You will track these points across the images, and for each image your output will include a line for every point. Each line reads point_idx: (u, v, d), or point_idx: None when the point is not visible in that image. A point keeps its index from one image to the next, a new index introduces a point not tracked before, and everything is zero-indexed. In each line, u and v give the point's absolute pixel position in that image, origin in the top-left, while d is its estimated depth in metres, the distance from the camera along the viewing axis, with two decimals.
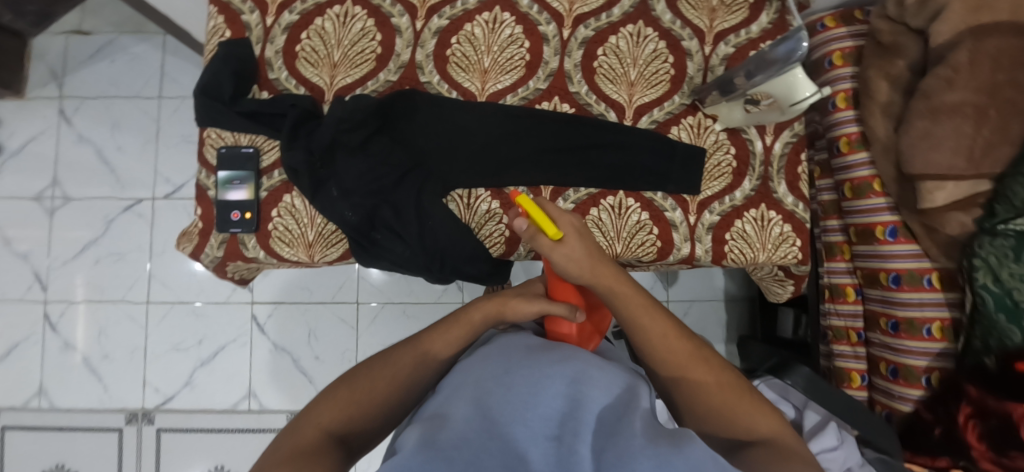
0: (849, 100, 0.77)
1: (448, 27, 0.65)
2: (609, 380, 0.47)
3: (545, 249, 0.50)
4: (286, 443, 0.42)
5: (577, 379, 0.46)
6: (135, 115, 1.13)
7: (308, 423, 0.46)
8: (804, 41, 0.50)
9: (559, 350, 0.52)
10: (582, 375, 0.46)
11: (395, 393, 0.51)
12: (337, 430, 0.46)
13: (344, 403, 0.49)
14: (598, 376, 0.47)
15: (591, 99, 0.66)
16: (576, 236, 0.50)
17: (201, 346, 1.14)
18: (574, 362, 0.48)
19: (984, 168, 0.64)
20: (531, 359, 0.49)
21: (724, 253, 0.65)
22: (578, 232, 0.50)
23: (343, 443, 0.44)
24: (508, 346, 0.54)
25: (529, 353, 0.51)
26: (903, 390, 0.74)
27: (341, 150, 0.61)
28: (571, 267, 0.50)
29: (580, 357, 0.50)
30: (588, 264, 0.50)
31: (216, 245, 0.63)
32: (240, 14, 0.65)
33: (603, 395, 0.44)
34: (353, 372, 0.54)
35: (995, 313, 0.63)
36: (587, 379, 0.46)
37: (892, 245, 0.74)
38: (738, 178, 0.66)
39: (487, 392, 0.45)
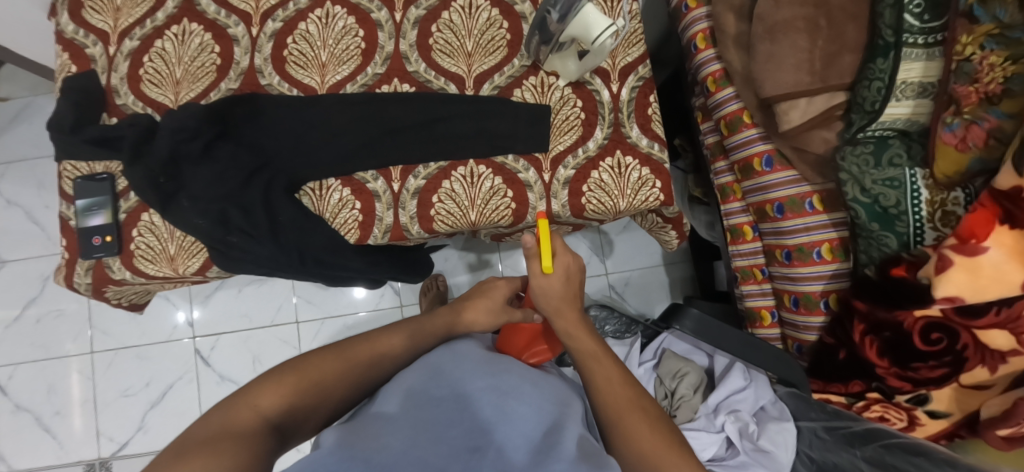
0: (708, 39, 0.77)
1: (282, 29, 0.67)
2: (543, 391, 0.52)
3: (532, 273, 0.57)
4: (218, 420, 0.41)
5: (518, 388, 0.50)
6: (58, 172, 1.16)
7: (249, 401, 0.45)
8: None
9: (501, 362, 0.57)
10: (520, 384, 0.52)
11: (340, 389, 0.52)
12: (278, 414, 0.45)
13: (289, 388, 0.48)
14: (531, 389, 0.52)
15: (430, 76, 0.66)
16: (561, 279, 0.58)
17: (150, 388, 1.15)
18: (518, 376, 0.54)
19: (831, 79, 0.63)
20: (476, 368, 0.54)
21: (582, 205, 0.64)
22: (564, 275, 0.59)
23: (282, 433, 0.44)
24: (451, 351, 0.58)
25: (467, 368, 0.54)
26: (806, 319, 0.72)
27: (185, 160, 0.62)
28: (544, 300, 0.58)
29: (520, 370, 0.56)
30: (559, 301, 0.58)
31: (83, 271, 0.64)
32: (83, 48, 0.67)
33: (539, 402, 0.49)
34: (300, 363, 0.52)
35: (868, 223, 0.63)
36: (527, 389, 0.51)
37: (770, 175, 0.72)
38: (589, 129, 0.66)
39: (431, 392, 0.49)
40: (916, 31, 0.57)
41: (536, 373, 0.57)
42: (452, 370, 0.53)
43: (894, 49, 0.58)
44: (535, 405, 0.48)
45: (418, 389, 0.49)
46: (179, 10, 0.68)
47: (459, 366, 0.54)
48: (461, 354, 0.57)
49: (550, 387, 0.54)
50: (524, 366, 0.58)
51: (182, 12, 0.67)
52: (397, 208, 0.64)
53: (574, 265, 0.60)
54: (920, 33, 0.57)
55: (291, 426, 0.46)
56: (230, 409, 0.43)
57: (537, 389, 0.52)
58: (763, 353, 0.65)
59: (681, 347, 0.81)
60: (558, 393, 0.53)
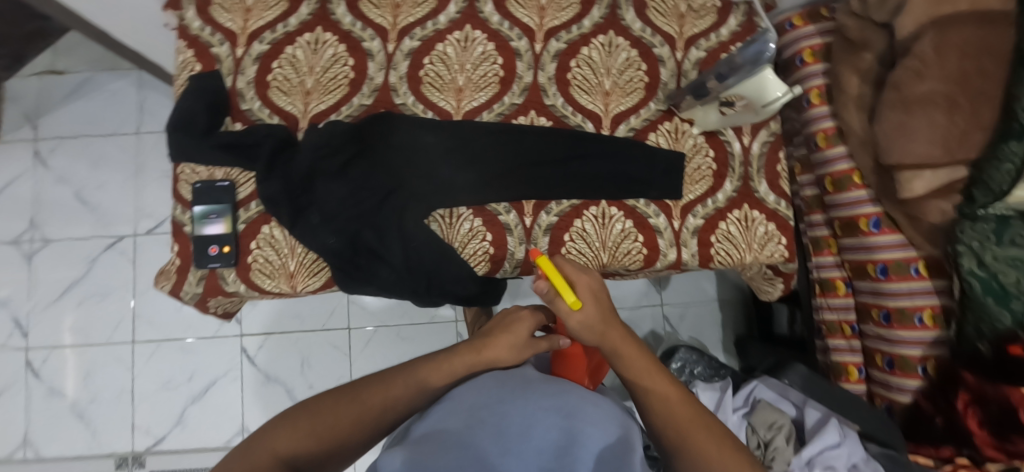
0: (823, 96, 0.78)
1: (420, 48, 0.65)
2: (603, 409, 0.47)
3: (562, 313, 0.49)
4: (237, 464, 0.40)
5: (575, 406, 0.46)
6: (113, 153, 1.12)
7: (263, 447, 0.42)
8: (770, 41, 0.54)
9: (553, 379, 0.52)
10: (578, 401, 0.46)
11: (364, 432, 0.47)
12: (291, 453, 0.42)
13: (303, 431, 0.44)
14: (592, 409, 0.47)
15: (567, 111, 0.66)
16: (594, 302, 0.49)
17: (192, 381, 1.11)
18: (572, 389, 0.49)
19: (960, 155, 0.64)
20: (526, 382, 0.49)
21: (710, 255, 0.65)
22: (592, 298, 0.50)
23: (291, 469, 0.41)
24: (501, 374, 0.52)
25: (525, 383, 0.49)
26: (901, 381, 0.73)
27: (319, 177, 0.60)
28: (585, 333, 0.50)
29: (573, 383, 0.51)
30: (601, 327, 0.49)
31: (195, 281, 0.62)
32: (210, 47, 0.65)
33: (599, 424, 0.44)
34: (305, 413, 0.47)
35: (983, 297, 0.63)
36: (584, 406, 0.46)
37: (877, 237, 0.74)
38: (719, 180, 0.66)
39: (491, 411, 0.43)
40: None
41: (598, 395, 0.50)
42: (499, 384, 0.48)
43: None
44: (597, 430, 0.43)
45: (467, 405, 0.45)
46: (314, 17, 0.66)
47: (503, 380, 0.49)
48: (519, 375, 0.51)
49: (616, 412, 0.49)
50: (580, 385, 0.51)
51: (316, 20, 0.65)
52: (528, 243, 0.63)
53: (595, 277, 0.52)
54: None
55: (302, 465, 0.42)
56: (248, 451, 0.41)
57: (595, 406, 0.47)
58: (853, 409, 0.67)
59: (768, 395, 0.84)
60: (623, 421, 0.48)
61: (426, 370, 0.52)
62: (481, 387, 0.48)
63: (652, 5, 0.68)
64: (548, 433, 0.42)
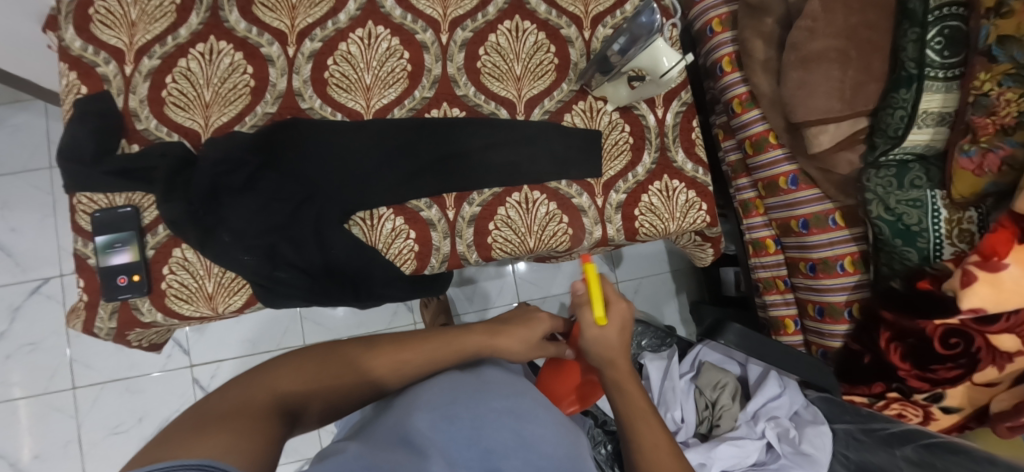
0: (734, 62, 0.80)
1: (322, 50, 0.64)
2: (556, 417, 0.47)
3: (585, 322, 0.54)
4: (233, 394, 0.38)
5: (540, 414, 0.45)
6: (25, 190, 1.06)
7: (250, 387, 0.40)
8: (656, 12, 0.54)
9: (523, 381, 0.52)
10: (536, 408, 0.46)
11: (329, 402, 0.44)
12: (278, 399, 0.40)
13: (287, 383, 0.43)
14: (546, 413, 0.46)
15: (480, 100, 0.65)
16: (616, 329, 0.54)
17: (142, 423, 1.06)
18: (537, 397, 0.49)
19: (858, 105, 0.68)
20: (496, 381, 0.49)
21: (635, 228, 0.66)
22: (619, 325, 0.55)
23: (279, 411, 0.39)
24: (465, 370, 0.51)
25: (485, 381, 0.48)
26: (831, 328, 0.77)
27: (225, 193, 0.58)
28: (597, 349, 0.54)
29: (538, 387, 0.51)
30: (614, 352, 0.54)
31: (107, 315, 0.59)
32: (94, 67, 0.61)
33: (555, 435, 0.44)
34: (278, 372, 0.44)
35: (892, 239, 0.68)
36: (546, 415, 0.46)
37: (796, 193, 0.77)
38: (637, 153, 0.67)
39: (454, 406, 0.43)
40: (937, 65, 0.62)
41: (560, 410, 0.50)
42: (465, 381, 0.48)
43: (916, 81, 0.63)
44: (552, 439, 0.42)
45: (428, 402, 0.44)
46: (205, 26, 0.63)
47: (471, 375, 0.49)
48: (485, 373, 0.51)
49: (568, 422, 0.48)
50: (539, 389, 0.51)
51: (208, 29, 0.63)
52: (454, 237, 0.63)
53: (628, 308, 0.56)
54: (941, 68, 0.62)
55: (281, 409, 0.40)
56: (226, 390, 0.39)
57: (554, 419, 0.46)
58: (787, 357, 0.70)
59: (713, 357, 0.86)
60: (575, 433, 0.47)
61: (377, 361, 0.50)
62: (437, 384, 0.47)
63: None
64: (505, 434, 0.41)
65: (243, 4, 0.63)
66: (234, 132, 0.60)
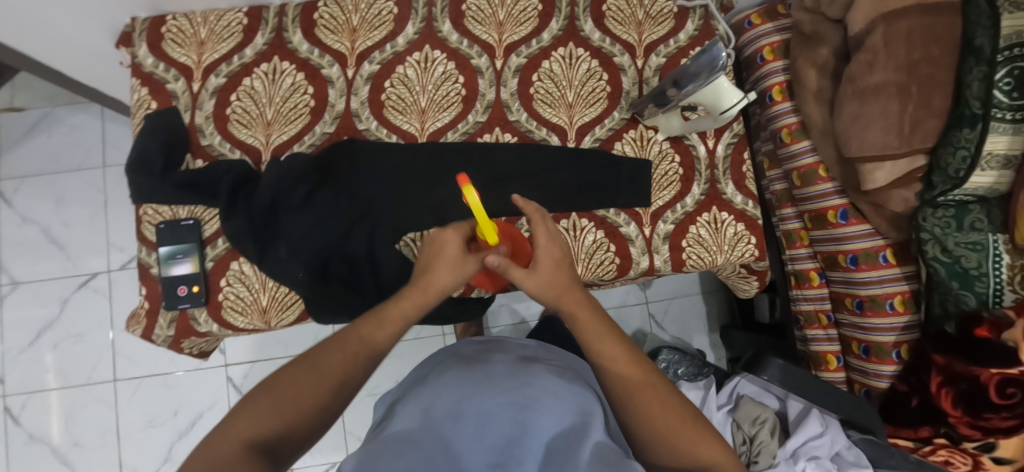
0: (784, 92, 0.79)
1: (379, 72, 0.65)
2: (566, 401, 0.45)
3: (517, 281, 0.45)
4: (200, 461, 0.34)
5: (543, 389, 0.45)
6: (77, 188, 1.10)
7: (228, 434, 0.36)
8: (723, 50, 0.52)
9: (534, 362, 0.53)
10: (542, 393, 0.45)
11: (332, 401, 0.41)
12: (265, 437, 0.36)
13: (268, 407, 0.38)
14: (555, 399, 0.45)
15: (532, 126, 0.66)
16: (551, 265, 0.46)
17: (177, 417, 1.07)
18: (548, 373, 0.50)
19: (916, 143, 0.65)
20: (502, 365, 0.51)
21: (682, 260, 0.65)
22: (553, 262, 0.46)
23: (267, 451, 0.36)
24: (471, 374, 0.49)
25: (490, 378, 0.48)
26: (877, 368, 0.74)
27: (283, 209, 0.59)
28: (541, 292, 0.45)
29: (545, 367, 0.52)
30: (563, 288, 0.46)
31: (165, 323, 0.60)
32: (164, 84, 0.63)
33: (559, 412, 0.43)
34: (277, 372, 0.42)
35: (948, 281, 0.66)
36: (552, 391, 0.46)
37: (845, 228, 0.75)
38: (686, 184, 0.67)
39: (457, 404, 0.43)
40: (1005, 106, 0.60)
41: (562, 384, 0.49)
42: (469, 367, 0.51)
43: (981, 120, 0.61)
44: (557, 415, 0.42)
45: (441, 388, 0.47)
46: (269, 47, 0.65)
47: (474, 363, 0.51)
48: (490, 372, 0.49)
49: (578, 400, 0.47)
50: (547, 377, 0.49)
51: (272, 50, 0.65)
52: None
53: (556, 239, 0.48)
54: (1008, 108, 0.60)
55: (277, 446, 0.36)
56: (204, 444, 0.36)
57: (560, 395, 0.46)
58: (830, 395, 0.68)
59: (750, 390, 0.85)
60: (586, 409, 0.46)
61: (368, 327, 0.44)
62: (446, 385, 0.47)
63: (610, 14, 0.69)
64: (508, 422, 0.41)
65: (307, 27, 0.65)
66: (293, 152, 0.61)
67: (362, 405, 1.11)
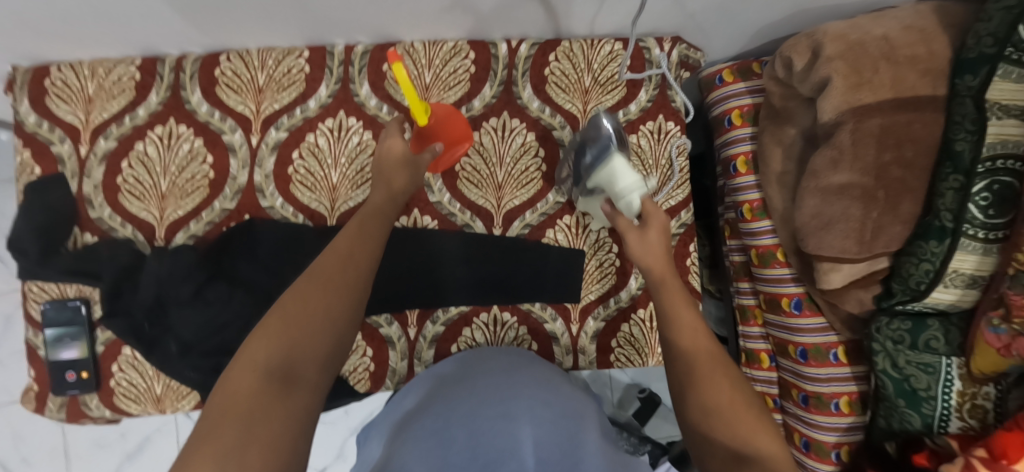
0: (749, 164, 0.73)
1: (287, 141, 0.59)
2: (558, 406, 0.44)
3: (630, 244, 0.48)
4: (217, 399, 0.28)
5: (535, 399, 0.43)
6: None
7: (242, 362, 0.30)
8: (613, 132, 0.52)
9: (528, 368, 0.51)
10: (536, 398, 0.44)
11: (339, 339, 0.35)
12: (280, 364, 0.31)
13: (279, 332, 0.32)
14: (547, 406, 0.43)
15: (454, 208, 0.60)
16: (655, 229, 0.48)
17: (125, 438, 1.06)
18: (540, 380, 0.48)
19: (878, 249, 0.59)
20: (494, 373, 0.49)
21: (610, 361, 0.62)
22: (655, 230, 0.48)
23: (287, 377, 0.30)
24: (462, 381, 0.48)
25: (485, 387, 0.46)
26: (815, 465, 0.71)
27: (172, 303, 0.55)
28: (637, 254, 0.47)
29: (537, 373, 0.50)
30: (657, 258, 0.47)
31: (56, 407, 0.58)
32: (49, 146, 0.57)
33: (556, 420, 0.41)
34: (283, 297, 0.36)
35: (895, 397, 0.62)
36: (550, 403, 0.44)
37: (798, 319, 0.70)
38: (622, 277, 0.61)
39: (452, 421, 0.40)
40: (979, 224, 0.52)
41: (548, 387, 0.48)
42: (454, 380, 0.48)
43: (950, 235, 0.54)
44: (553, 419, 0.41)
45: (433, 405, 0.44)
46: (165, 107, 0.58)
47: (466, 374, 0.49)
48: (480, 379, 0.48)
49: (568, 405, 0.45)
50: (536, 381, 0.48)
51: (168, 110, 0.58)
52: (412, 358, 0.59)
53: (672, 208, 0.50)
54: (983, 226, 0.52)
55: (300, 368, 0.31)
56: (221, 384, 0.29)
57: (557, 405, 0.44)
58: None
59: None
60: (577, 412, 0.45)
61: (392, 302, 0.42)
62: (437, 405, 0.44)
63: (553, 79, 0.61)
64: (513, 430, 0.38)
65: (206, 85, 0.58)
66: (177, 245, 0.57)
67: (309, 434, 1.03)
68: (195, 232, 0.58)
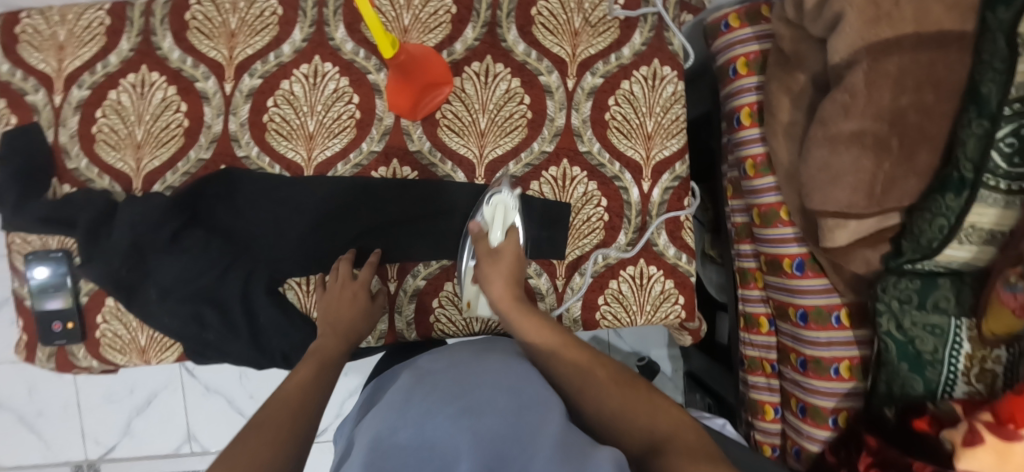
0: (754, 115, 0.68)
1: (262, 88, 0.56)
2: (522, 393, 0.40)
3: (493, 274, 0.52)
4: None
5: (499, 387, 0.40)
6: None
7: None
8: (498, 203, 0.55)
9: (497, 356, 0.48)
10: (499, 390, 0.40)
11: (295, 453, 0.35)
12: None
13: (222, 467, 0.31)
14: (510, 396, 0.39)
15: (435, 158, 0.57)
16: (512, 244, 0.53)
17: (133, 395, 1.09)
18: (507, 367, 0.44)
19: (887, 204, 0.55)
20: (458, 362, 0.46)
21: (596, 319, 0.59)
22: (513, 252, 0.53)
23: None
24: (425, 376, 0.45)
25: (446, 381, 0.42)
26: (810, 430, 0.68)
27: (151, 250, 0.55)
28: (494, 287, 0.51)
29: (508, 360, 0.46)
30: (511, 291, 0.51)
31: (45, 357, 0.58)
32: (23, 95, 0.56)
33: (519, 409, 0.37)
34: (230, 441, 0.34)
35: (897, 362, 0.57)
36: (517, 389, 0.40)
37: (799, 280, 0.67)
38: (611, 233, 0.59)
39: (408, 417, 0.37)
40: (1000, 173, 0.48)
41: (516, 373, 0.44)
42: (422, 375, 0.45)
43: (969, 187, 0.49)
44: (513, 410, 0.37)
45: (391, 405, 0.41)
46: (136, 53, 0.56)
47: (435, 365, 0.47)
48: (442, 371, 0.44)
49: (537, 390, 0.41)
50: (504, 370, 0.44)
51: (139, 57, 0.56)
52: (393, 312, 0.58)
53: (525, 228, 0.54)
54: (1005, 176, 0.48)
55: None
56: None
57: (520, 392, 0.40)
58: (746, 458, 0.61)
59: None
60: (545, 397, 0.40)
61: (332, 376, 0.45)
62: (395, 402, 0.41)
63: (539, 21, 0.57)
64: (466, 426, 0.34)
65: (178, 30, 0.56)
66: (155, 192, 0.55)
67: None
68: (172, 183, 0.57)
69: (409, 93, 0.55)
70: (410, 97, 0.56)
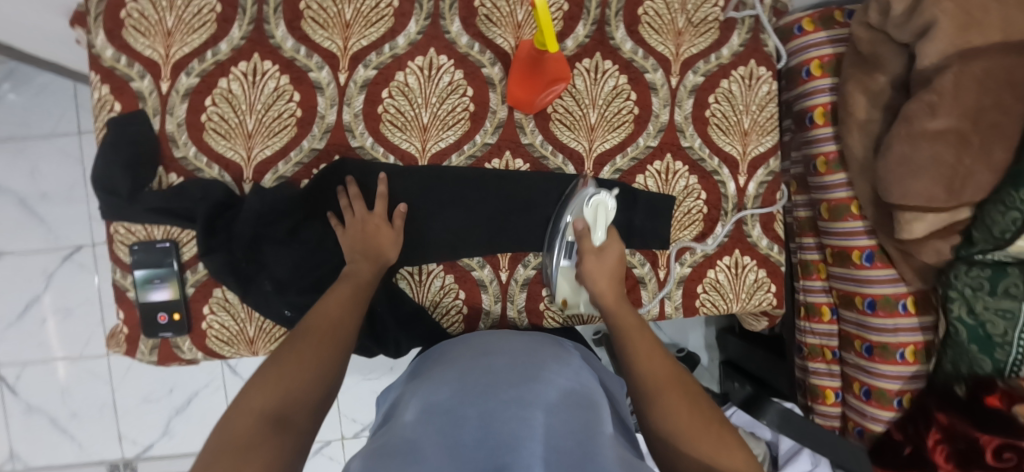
0: (827, 115, 0.72)
1: (376, 79, 0.57)
2: (582, 393, 0.39)
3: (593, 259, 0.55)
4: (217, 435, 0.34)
5: (557, 384, 0.39)
6: (32, 155, 0.94)
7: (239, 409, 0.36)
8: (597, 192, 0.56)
9: (553, 348, 0.47)
10: (557, 382, 0.39)
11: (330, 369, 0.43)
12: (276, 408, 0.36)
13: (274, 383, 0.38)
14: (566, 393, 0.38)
15: (546, 151, 0.59)
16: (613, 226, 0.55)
17: (172, 394, 1.04)
18: (564, 363, 0.44)
19: (965, 197, 0.58)
20: (513, 349, 0.45)
21: (696, 306, 0.62)
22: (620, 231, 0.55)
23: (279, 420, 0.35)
24: (482, 353, 0.44)
25: (506, 362, 0.42)
26: (875, 412, 0.72)
27: (267, 242, 0.55)
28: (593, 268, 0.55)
29: (567, 356, 0.45)
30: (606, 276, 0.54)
31: (147, 349, 0.57)
32: (128, 82, 0.55)
33: (574, 405, 0.37)
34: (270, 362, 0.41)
35: (967, 344, 0.60)
36: (575, 390, 0.39)
37: (868, 271, 0.70)
38: (709, 224, 0.62)
39: (463, 392, 0.37)
40: None
41: (572, 370, 0.43)
42: (477, 352, 0.45)
43: None
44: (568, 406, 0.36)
45: (444, 375, 0.41)
46: (248, 42, 0.56)
47: (491, 345, 0.46)
48: (503, 352, 0.44)
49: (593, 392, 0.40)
50: (562, 364, 0.43)
51: (251, 46, 0.56)
52: (504, 301, 0.60)
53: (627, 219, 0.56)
54: None
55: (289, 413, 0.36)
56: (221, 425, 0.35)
57: (575, 393, 0.39)
58: (825, 441, 0.63)
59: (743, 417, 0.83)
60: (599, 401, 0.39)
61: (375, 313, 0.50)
62: (447, 375, 0.41)
63: (645, 20, 0.59)
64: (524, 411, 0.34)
65: (291, 19, 0.56)
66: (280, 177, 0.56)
67: (354, 389, 1.00)
68: (284, 173, 0.56)
69: (530, 84, 0.56)
70: (530, 89, 0.57)
